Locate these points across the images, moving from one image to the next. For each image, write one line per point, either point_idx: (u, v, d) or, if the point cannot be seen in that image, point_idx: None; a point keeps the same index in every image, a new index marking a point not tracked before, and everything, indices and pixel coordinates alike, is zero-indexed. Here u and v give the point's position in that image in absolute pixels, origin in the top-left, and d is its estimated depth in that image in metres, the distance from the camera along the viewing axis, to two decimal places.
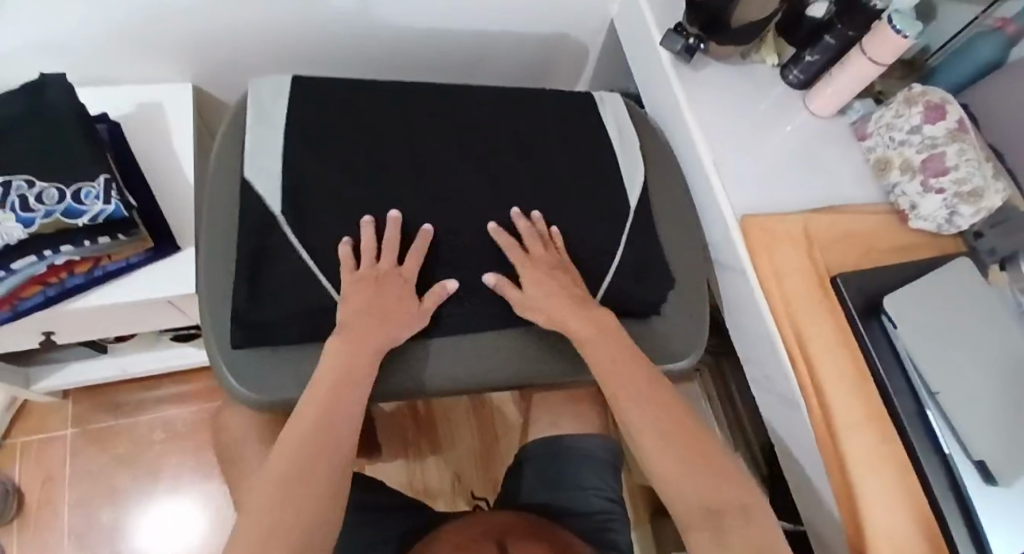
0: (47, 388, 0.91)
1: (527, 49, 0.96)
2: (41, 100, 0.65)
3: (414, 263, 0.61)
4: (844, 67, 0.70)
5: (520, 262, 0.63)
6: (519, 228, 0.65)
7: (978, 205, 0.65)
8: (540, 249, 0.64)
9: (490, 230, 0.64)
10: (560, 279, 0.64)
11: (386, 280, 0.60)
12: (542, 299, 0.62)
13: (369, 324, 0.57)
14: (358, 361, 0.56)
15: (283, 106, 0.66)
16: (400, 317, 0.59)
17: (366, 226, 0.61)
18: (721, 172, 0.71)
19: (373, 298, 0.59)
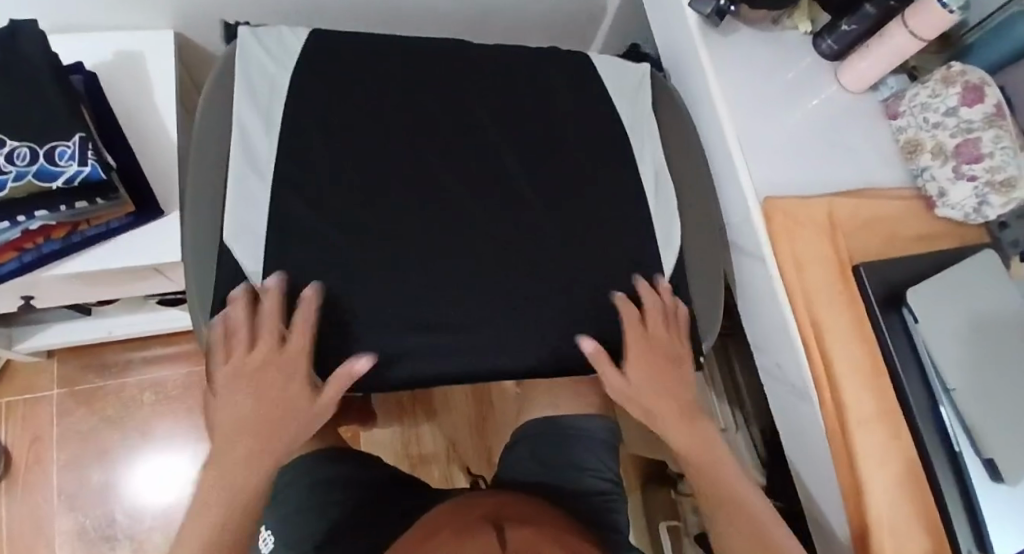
0: (30, 349, 0.87)
1: (540, 4, 0.89)
2: (8, 46, 0.59)
3: (302, 341, 0.54)
4: (883, 40, 0.65)
5: (631, 338, 0.62)
6: (644, 296, 0.63)
7: (1010, 196, 0.61)
8: (658, 326, 0.63)
9: (616, 296, 0.62)
10: (661, 366, 0.64)
11: (269, 373, 0.54)
12: (640, 386, 0.63)
13: (246, 434, 0.54)
14: (251, 466, 0.54)
15: (286, 61, 0.61)
16: (287, 423, 0.55)
17: (239, 304, 0.53)
18: (744, 148, 0.67)
19: (253, 397, 0.54)
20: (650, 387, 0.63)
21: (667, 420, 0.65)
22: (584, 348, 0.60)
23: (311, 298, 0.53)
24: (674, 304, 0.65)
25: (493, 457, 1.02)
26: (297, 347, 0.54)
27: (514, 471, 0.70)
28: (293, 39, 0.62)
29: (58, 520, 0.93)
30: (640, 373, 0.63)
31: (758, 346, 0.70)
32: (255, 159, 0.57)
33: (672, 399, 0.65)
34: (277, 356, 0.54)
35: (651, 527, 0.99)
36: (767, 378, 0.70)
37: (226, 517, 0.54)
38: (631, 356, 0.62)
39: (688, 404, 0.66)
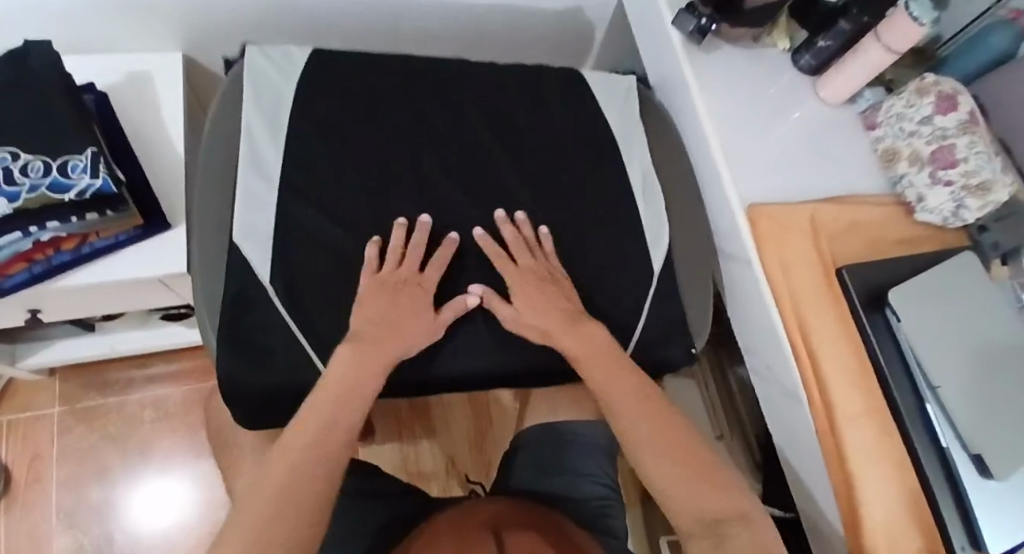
0: (33, 367, 0.89)
1: (534, 25, 0.93)
2: (25, 66, 0.62)
3: (438, 274, 0.61)
4: (858, 55, 0.68)
5: (510, 273, 0.62)
6: (504, 232, 0.64)
7: (986, 199, 0.64)
8: (525, 257, 0.63)
9: (477, 235, 0.63)
10: (553, 296, 0.62)
11: (409, 286, 0.59)
12: (530, 312, 0.61)
13: (381, 334, 0.56)
14: (370, 368, 0.55)
15: (290, 79, 0.64)
16: (415, 328, 0.58)
17: (398, 229, 0.60)
18: (728, 158, 0.69)
19: (392, 303, 0.57)
20: (537, 311, 0.61)
21: (560, 337, 0.61)
22: (471, 293, 0.61)
23: (453, 241, 0.62)
24: (537, 236, 0.65)
25: (492, 473, 1.02)
26: (434, 274, 0.60)
27: (512, 477, 0.71)
28: (297, 58, 0.66)
29: (56, 539, 0.92)
30: (527, 297, 0.61)
31: (748, 350, 0.71)
32: (266, 170, 0.60)
33: (567, 317, 0.62)
34: (418, 276, 0.60)
35: (652, 541, 0.98)
36: (758, 382, 0.71)
37: (326, 433, 0.51)
38: (513, 285, 0.61)
39: (579, 315, 0.62)
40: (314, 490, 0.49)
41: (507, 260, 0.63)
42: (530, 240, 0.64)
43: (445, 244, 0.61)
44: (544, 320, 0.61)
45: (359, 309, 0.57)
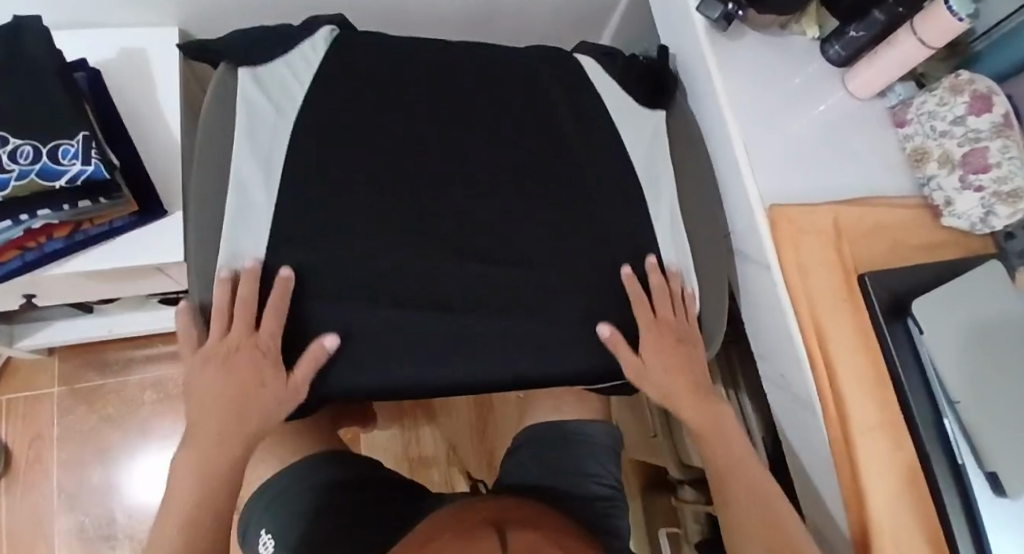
0: (32, 347, 0.87)
1: (549, 5, 0.89)
2: (12, 44, 0.59)
3: (273, 326, 0.54)
4: (890, 47, 0.65)
5: (646, 323, 0.63)
6: (652, 281, 0.64)
7: (1017, 207, 0.61)
8: (666, 315, 0.64)
9: (624, 275, 0.64)
10: (676, 354, 0.63)
11: (242, 352, 0.53)
12: (656, 368, 0.62)
13: (219, 405, 0.52)
14: (213, 464, 0.51)
15: (291, 82, 0.62)
16: (259, 403, 0.53)
17: (218, 286, 0.54)
18: (750, 153, 0.66)
19: (228, 379, 0.53)
20: (666, 371, 0.62)
21: (682, 402, 0.63)
22: (600, 332, 0.61)
23: (284, 282, 0.55)
24: (680, 292, 0.66)
25: (494, 461, 1.02)
26: (270, 329, 0.54)
27: (516, 474, 0.70)
28: (295, 89, 0.62)
29: (58, 519, 0.93)
30: (658, 354, 0.62)
31: (762, 354, 0.69)
32: (256, 217, 0.57)
33: (687, 383, 0.63)
34: (252, 336, 0.54)
35: (652, 535, 0.99)
36: (769, 384, 0.70)
37: (197, 508, 0.50)
38: (646, 336, 0.62)
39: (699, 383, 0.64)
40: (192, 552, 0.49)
41: (649, 310, 0.63)
42: (674, 293, 0.65)
43: (274, 291, 0.54)
44: (663, 376, 0.62)
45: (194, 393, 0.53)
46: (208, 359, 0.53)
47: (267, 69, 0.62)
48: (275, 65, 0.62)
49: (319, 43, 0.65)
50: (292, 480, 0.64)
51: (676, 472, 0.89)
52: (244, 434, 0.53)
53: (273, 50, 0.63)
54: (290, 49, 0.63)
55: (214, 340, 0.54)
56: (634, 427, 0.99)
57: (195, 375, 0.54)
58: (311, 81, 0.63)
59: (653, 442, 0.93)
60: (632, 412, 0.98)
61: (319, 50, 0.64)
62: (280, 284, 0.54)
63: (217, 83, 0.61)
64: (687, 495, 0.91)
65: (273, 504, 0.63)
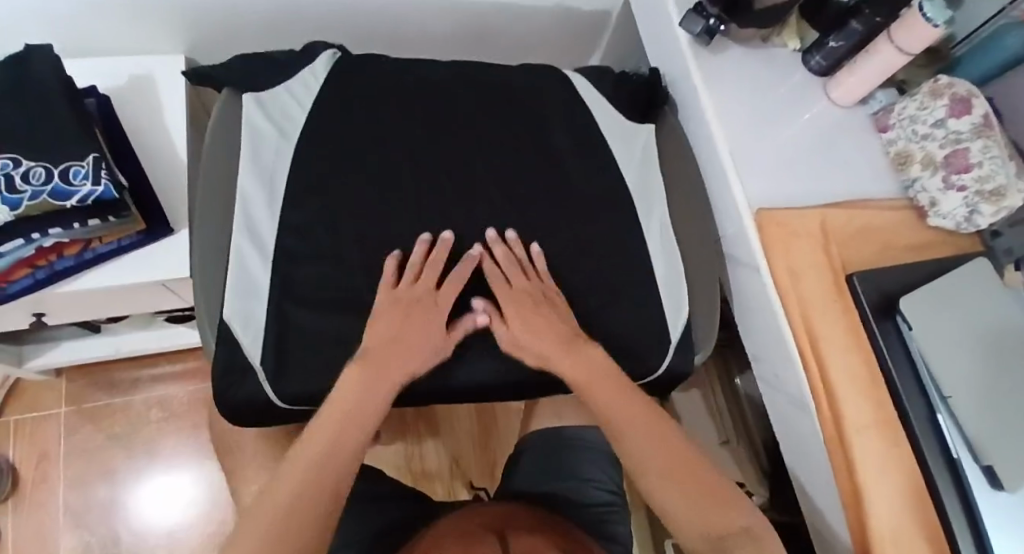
0: (40, 367, 0.89)
1: (542, 25, 0.93)
2: (27, 72, 0.62)
3: (453, 292, 0.62)
4: (869, 57, 0.67)
5: (502, 293, 0.62)
6: (497, 252, 0.64)
7: (1000, 204, 0.63)
8: (520, 280, 0.63)
9: (472, 250, 0.64)
10: (542, 318, 0.62)
11: (428, 307, 0.61)
12: (523, 333, 0.61)
13: (398, 354, 0.59)
14: (376, 390, 0.57)
15: (292, 105, 0.65)
16: (427, 351, 0.60)
17: (422, 244, 0.62)
18: (737, 161, 0.68)
19: (409, 323, 0.59)
20: (533, 335, 0.62)
21: (556, 365, 0.62)
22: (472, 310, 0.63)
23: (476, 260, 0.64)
24: (545, 260, 0.65)
25: (496, 473, 1.03)
26: (451, 293, 0.62)
27: (516, 480, 0.71)
28: (296, 112, 0.65)
29: (64, 539, 0.93)
30: (521, 317, 0.62)
31: (756, 356, 0.70)
32: (260, 232, 0.59)
33: (557, 343, 0.62)
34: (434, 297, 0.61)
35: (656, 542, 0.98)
36: (764, 386, 0.71)
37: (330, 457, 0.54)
38: (507, 304, 0.62)
39: (574, 336, 0.63)
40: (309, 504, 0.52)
41: (503, 280, 0.63)
42: (524, 260, 0.65)
43: (467, 266, 0.63)
44: (534, 339, 0.62)
45: (374, 327, 0.59)
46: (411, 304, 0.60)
47: (269, 96, 0.65)
48: (277, 92, 0.65)
49: (319, 69, 0.67)
50: None
51: None
52: (405, 372, 0.59)
53: (276, 77, 0.66)
54: (291, 77, 0.66)
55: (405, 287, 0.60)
56: None
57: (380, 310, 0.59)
58: (312, 104, 0.65)
59: None
60: None
61: (319, 76, 0.67)
62: (470, 260, 0.63)
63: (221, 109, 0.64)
64: None
65: None
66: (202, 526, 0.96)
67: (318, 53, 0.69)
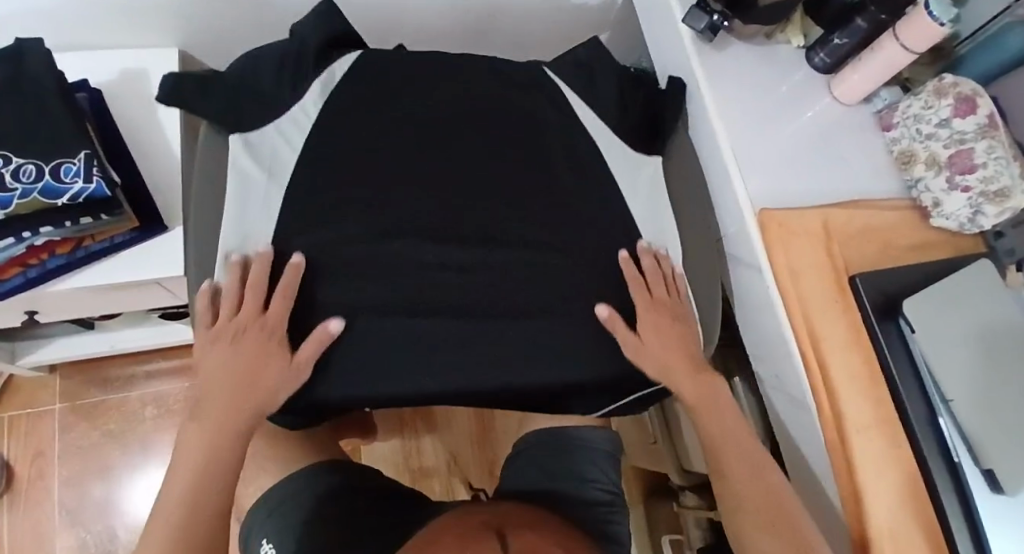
0: (34, 364, 0.88)
1: (543, 22, 0.92)
2: (17, 65, 0.61)
3: (280, 307, 0.57)
4: (874, 53, 0.66)
5: (641, 300, 0.64)
6: (646, 264, 0.66)
7: (1004, 206, 0.62)
8: (660, 292, 0.66)
9: (619, 258, 0.66)
10: (671, 331, 0.64)
11: (251, 333, 0.57)
12: (655, 345, 0.63)
13: (231, 384, 0.55)
14: (222, 439, 0.55)
15: (285, 145, 0.62)
16: (268, 379, 0.56)
17: (233, 268, 0.58)
18: (740, 159, 0.67)
19: (237, 353, 0.56)
20: (662, 347, 0.63)
21: (678, 378, 0.63)
22: (597, 313, 0.63)
23: (295, 266, 0.58)
24: (673, 273, 0.68)
25: (494, 471, 1.02)
26: (278, 310, 0.57)
27: (515, 480, 0.70)
28: (286, 155, 0.62)
29: (60, 536, 0.93)
30: (656, 332, 0.63)
31: (757, 358, 0.70)
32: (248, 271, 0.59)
33: (685, 361, 0.63)
34: (259, 318, 0.57)
35: (653, 541, 0.99)
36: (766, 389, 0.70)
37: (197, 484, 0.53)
38: (644, 314, 0.64)
39: (698, 363, 0.64)
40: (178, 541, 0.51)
41: (645, 289, 0.65)
42: (667, 274, 0.67)
43: (292, 273, 0.58)
44: (665, 348, 0.63)
45: (205, 369, 0.56)
46: (235, 333, 0.57)
47: (259, 136, 0.62)
48: (266, 131, 0.62)
49: (310, 105, 0.64)
50: (285, 496, 0.64)
51: (677, 479, 0.89)
52: (252, 400, 0.56)
53: (265, 111, 0.63)
54: (281, 110, 0.63)
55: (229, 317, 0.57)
56: (635, 435, 0.99)
57: (210, 347, 0.56)
58: (302, 146, 0.63)
59: (653, 448, 0.94)
60: (633, 419, 0.99)
61: (311, 114, 0.64)
62: (288, 268, 0.58)
63: (209, 144, 0.62)
64: (688, 501, 0.91)
65: (274, 513, 0.63)
66: None
67: (310, 80, 0.64)
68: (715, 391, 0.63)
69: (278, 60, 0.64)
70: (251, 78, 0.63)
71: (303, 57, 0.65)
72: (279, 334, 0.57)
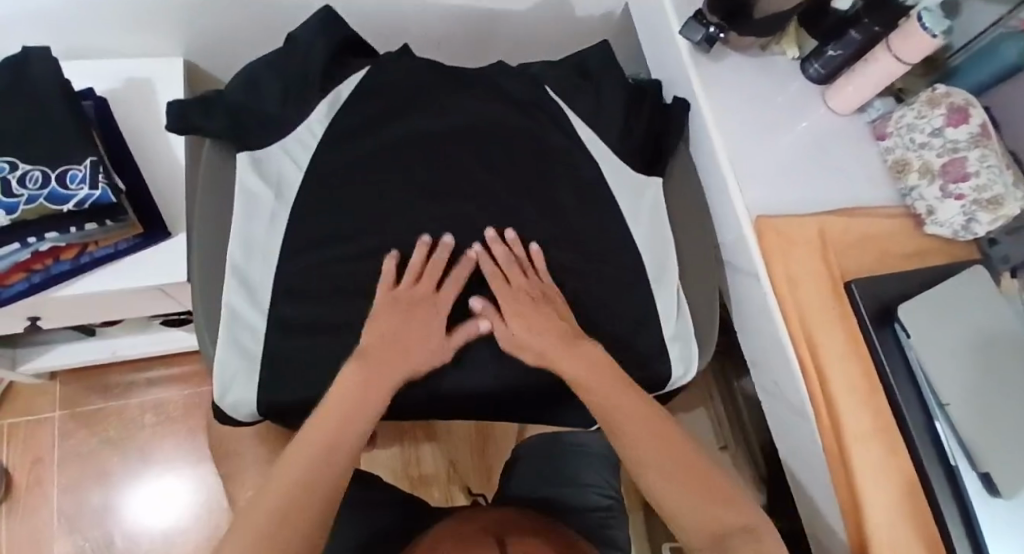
0: (34, 370, 0.88)
1: (541, 33, 0.93)
2: (23, 73, 0.62)
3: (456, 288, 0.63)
4: (868, 63, 0.67)
5: (502, 292, 0.62)
6: (496, 251, 0.64)
7: (997, 213, 0.63)
8: (519, 278, 0.63)
9: (466, 253, 0.64)
10: (536, 313, 0.62)
11: (427, 307, 0.61)
12: (527, 334, 0.61)
13: (399, 349, 0.58)
14: (377, 392, 0.56)
15: (291, 162, 0.64)
16: (423, 351, 0.59)
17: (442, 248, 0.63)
18: (737, 167, 0.68)
19: (406, 320, 0.60)
20: (534, 334, 0.61)
21: (561, 360, 0.60)
22: (472, 308, 0.63)
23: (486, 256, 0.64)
24: (529, 255, 0.65)
25: (494, 478, 1.03)
26: (452, 290, 0.62)
27: (517, 485, 0.70)
28: (291, 173, 0.64)
29: (57, 543, 0.93)
30: (522, 317, 0.61)
31: (754, 364, 0.71)
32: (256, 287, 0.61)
33: (563, 339, 0.61)
34: (435, 300, 0.62)
35: (654, 547, 1.00)
36: (764, 396, 0.71)
37: (337, 436, 0.52)
38: (504, 302, 0.62)
39: (575, 336, 0.62)
40: (308, 500, 0.49)
41: (501, 280, 0.63)
42: (522, 259, 0.65)
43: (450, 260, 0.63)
44: (536, 333, 0.61)
45: (372, 329, 0.59)
46: (418, 303, 0.61)
47: (264, 154, 0.64)
48: (270, 150, 0.64)
49: (315, 124, 0.65)
50: None
51: None
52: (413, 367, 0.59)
53: (269, 129, 0.64)
54: (286, 129, 0.64)
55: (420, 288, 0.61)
56: None
57: (388, 311, 0.59)
58: (307, 164, 0.65)
59: None
60: None
61: (316, 133, 0.65)
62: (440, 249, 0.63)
63: (213, 164, 0.64)
64: None
65: None
66: (197, 532, 0.95)
67: (315, 98, 0.66)
68: (583, 356, 0.60)
69: (283, 80, 0.65)
70: (255, 96, 0.64)
71: (309, 75, 0.66)
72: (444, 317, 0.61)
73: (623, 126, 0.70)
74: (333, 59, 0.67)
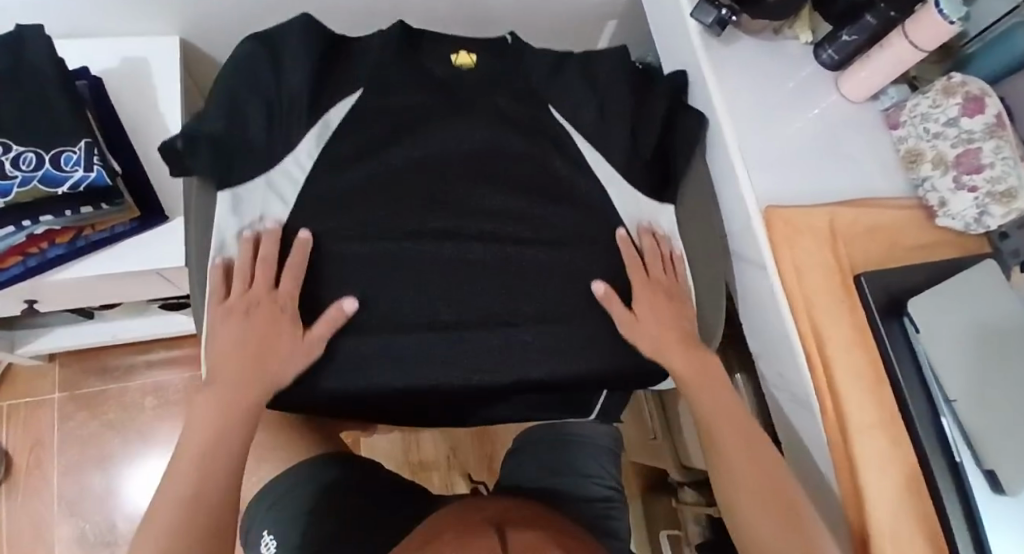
0: (33, 353, 0.88)
1: (548, 16, 0.91)
2: (16, 51, 0.60)
3: (294, 285, 0.56)
4: (882, 50, 0.65)
5: (639, 281, 0.64)
6: (646, 244, 0.66)
7: (1010, 206, 0.61)
8: (659, 273, 0.66)
9: (619, 235, 0.65)
10: (668, 309, 0.64)
11: (261, 309, 0.55)
12: (650, 322, 0.62)
13: (243, 361, 0.54)
14: (239, 407, 0.53)
15: (281, 196, 0.59)
16: (280, 353, 0.54)
17: (261, 243, 0.57)
18: (747, 156, 0.67)
19: (249, 329, 0.54)
20: (656, 319, 0.63)
21: (672, 354, 0.62)
22: (596, 290, 0.63)
23: (303, 243, 0.57)
24: (671, 255, 0.67)
25: (494, 465, 1.03)
26: (289, 287, 0.56)
27: (516, 475, 0.70)
28: (277, 210, 0.59)
29: (58, 524, 0.93)
30: (652, 310, 0.63)
31: (760, 355, 0.71)
32: None
33: (681, 341, 0.63)
34: (271, 294, 0.56)
35: (652, 537, 0.99)
36: (770, 386, 0.70)
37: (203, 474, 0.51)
38: (637, 289, 0.64)
39: (693, 342, 0.63)
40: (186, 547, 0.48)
41: (642, 267, 0.65)
42: (665, 256, 0.67)
43: (300, 253, 0.57)
44: (658, 326, 0.62)
45: (216, 344, 0.55)
46: (247, 308, 0.55)
47: (248, 190, 0.58)
48: (256, 185, 0.58)
49: (304, 156, 0.60)
50: (276, 496, 0.63)
51: (677, 474, 0.89)
52: (264, 378, 0.54)
53: (255, 161, 0.59)
54: (274, 164, 0.59)
55: (248, 294, 0.55)
56: (636, 433, 1.00)
57: (220, 321, 0.55)
58: (295, 202, 0.59)
59: (653, 444, 0.94)
60: (633, 416, 1.00)
61: (306, 165, 0.60)
62: (296, 246, 0.57)
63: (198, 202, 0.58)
64: (688, 496, 0.92)
65: (273, 508, 0.63)
66: None
67: (306, 128, 0.61)
68: (707, 367, 0.62)
69: (268, 106, 0.60)
70: (239, 126, 0.59)
71: (296, 101, 0.61)
72: (285, 314, 0.55)
73: (630, 135, 0.68)
74: (321, 82, 0.62)
